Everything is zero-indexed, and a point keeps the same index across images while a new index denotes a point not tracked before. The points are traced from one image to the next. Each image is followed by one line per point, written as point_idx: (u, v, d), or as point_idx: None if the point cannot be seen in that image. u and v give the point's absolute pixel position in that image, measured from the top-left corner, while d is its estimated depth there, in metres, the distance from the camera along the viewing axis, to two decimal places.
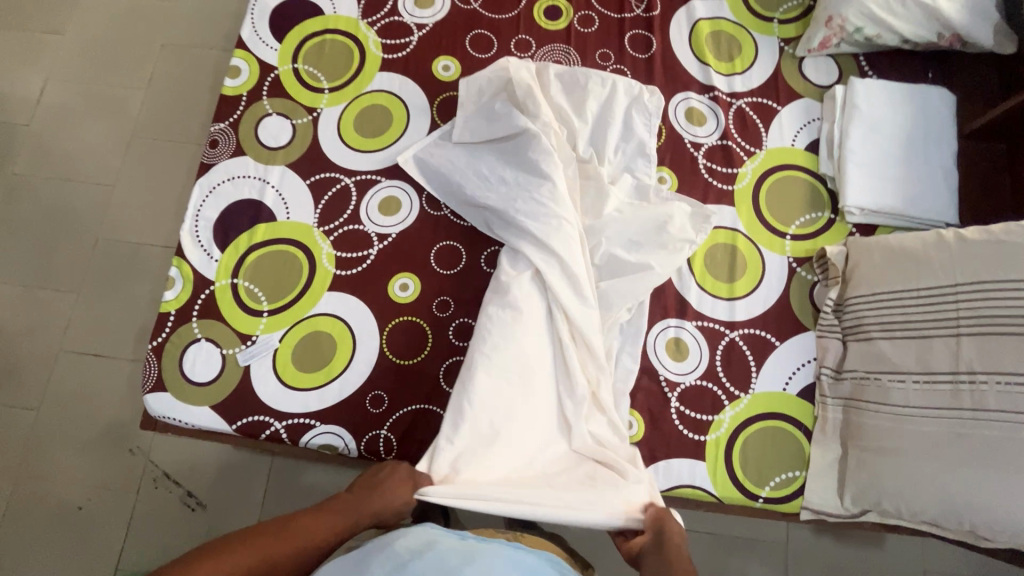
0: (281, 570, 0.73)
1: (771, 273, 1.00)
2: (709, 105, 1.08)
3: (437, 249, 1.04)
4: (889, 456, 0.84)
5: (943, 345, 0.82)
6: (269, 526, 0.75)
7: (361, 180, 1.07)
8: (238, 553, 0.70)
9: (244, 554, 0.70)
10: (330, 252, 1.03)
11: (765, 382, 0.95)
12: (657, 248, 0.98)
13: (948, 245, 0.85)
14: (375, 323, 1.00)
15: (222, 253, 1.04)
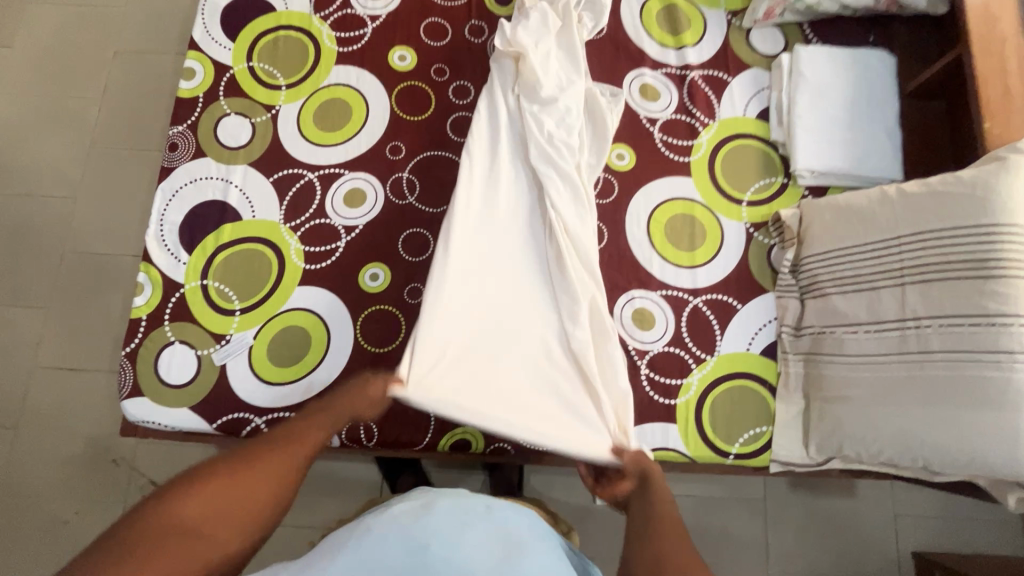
0: (240, 521, 0.62)
1: (729, 239, 1.04)
2: (662, 80, 1.11)
3: (406, 237, 1.05)
4: (847, 403, 0.89)
5: (890, 294, 0.86)
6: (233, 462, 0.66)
7: (325, 174, 1.08)
8: (190, 511, 0.60)
9: (220, 489, 0.62)
10: (298, 248, 1.04)
11: (730, 343, 0.99)
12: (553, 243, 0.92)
13: (891, 198, 0.89)
14: (348, 314, 1.01)
15: (189, 255, 1.04)
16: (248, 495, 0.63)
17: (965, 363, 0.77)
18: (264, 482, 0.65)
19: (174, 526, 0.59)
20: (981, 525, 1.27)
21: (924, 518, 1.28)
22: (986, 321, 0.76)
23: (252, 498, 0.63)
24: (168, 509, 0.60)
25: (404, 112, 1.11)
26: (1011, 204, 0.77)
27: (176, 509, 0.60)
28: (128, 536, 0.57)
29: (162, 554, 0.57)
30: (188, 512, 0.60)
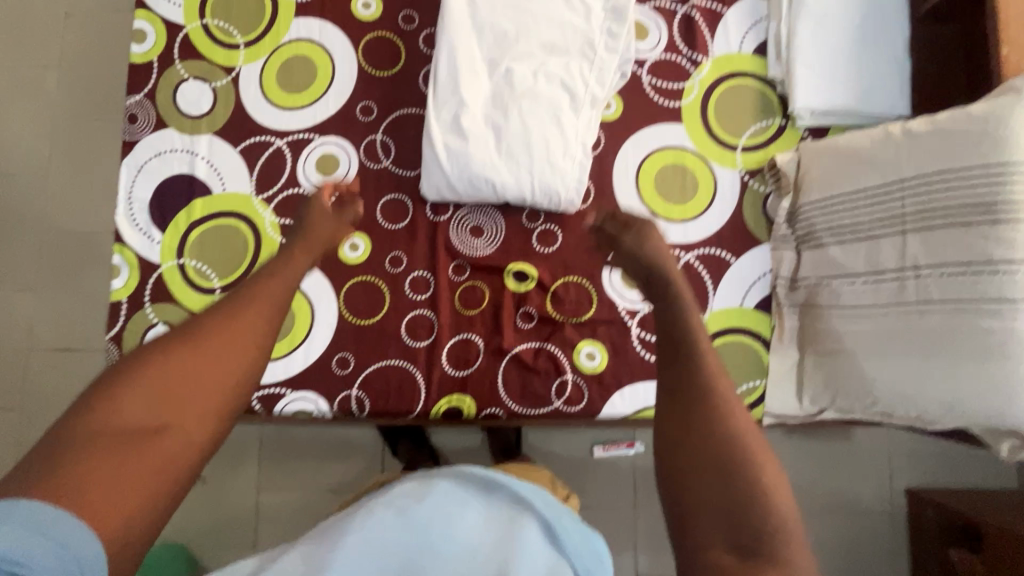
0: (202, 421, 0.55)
1: (723, 190, 0.98)
2: (651, 16, 1.02)
3: (384, 203, 1.01)
4: (842, 356, 0.87)
5: (889, 243, 0.82)
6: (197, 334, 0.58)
7: (294, 141, 1.02)
8: (132, 403, 0.53)
9: (187, 370, 0.55)
10: (273, 220, 1.00)
11: (723, 299, 0.96)
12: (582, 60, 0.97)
13: (894, 139, 0.83)
14: (330, 287, 0.99)
15: (162, 234, 1.01)
16: (207, 378, 0.56)
17: (963, 313, 0.74)
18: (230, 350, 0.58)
19: (125, 427, 0.51)
20: (976, 461, 1.29)
21: (918, 457, 1.29)
22: (988, 270, 0.71)
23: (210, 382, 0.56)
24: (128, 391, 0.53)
25: (373, 68, 1.04)
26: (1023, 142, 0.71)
27: (105, 415, 0.51)
28: (88, 427, 0.50)
29: (112, 466, 0.49)
30: (132, 411, 0.52)
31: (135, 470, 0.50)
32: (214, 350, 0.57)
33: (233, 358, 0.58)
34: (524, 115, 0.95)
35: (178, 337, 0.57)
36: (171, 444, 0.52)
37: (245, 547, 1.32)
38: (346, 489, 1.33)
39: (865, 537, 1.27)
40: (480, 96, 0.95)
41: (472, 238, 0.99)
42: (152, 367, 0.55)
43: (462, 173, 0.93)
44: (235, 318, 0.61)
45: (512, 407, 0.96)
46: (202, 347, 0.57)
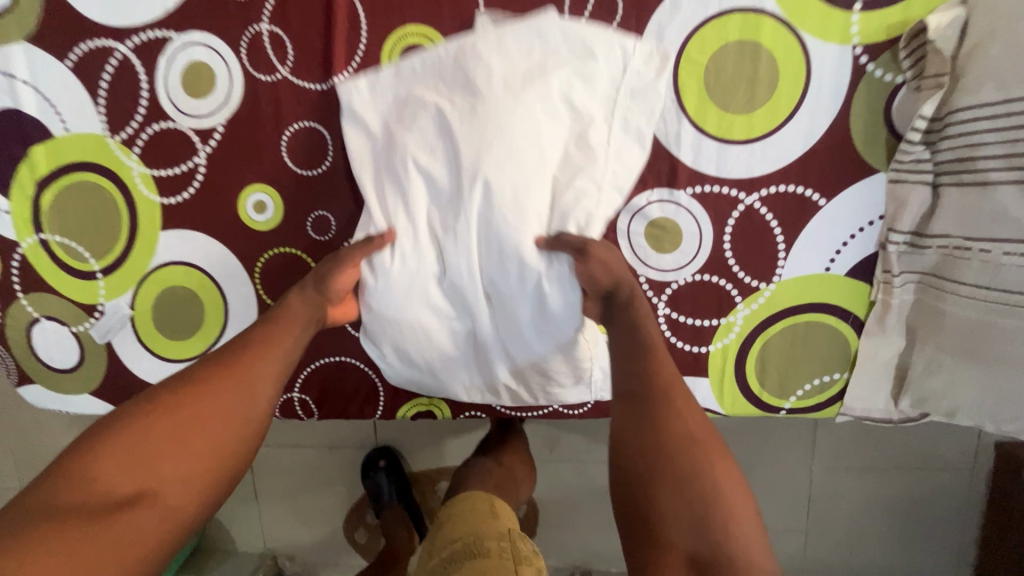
0: (194, 484, 0.45)
1: (821, 84, 0.60)
2: None
3: (290, 139, 0.68)
4: (981, 360, 0.56)
5: None
6: (181, 393, 0.48)
7: (144, 44, 0.67)
8: (123, 455, 0.44)
9: (174, 424, 0.46)
10: (144, 173, 0.70)
11: (800, 263, 0.64)
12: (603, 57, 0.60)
13: None
14: (240, 264, 0.72)
15: (8, 201, 0.73)
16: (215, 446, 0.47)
17: None
18: (244, 407, 0.49)
19: (100, 492, 0.42)
20: None
21: None
22: None
23: (222, 437, 0.47)
24: (105, 456, 0.43)
25: None
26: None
27: (91, 480, 0.42)
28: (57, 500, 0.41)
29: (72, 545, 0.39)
30: (117, 470, 0.43)
31: (121, 536, 0.41)
32: (222, 392, 0.49)
33: (241, 403, 0.49)
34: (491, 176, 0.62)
35: (171, 390, 0.49)
36: (160, 518, 0.43)
37: (248, 498, 1.28)
38: (338, 445, 1.22)
39: (934, 494, 1.09)
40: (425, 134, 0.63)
41: None
42: (138, 436, 0.45)
43: (407, 276, 0.65)
44: (232, 375, 0.51)
45: (497, 410, 0.74)
46: (194, 399, 0.48)
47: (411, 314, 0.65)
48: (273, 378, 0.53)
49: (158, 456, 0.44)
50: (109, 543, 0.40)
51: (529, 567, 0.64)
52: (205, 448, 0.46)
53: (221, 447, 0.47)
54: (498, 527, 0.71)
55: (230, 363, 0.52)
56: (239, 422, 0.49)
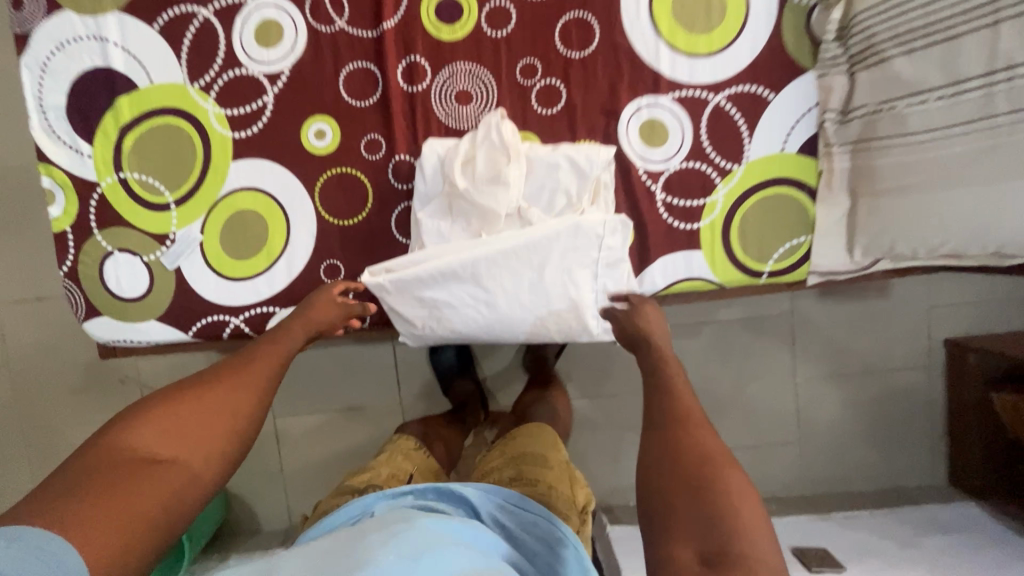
0: (212, 454, 0.56)
1: (758, 9, 0.80)
2: None
3: (345, 77, 0.83)
4: (904, 195, 0.74)
5: (975, 43, 0.63)
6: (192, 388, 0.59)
7: (223, 7, 0.82)
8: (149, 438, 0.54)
9: (194, 409, 0.57)
10: (218, 112, 0.83)
11: (761, 146, 0.82)
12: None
13: None
14: (302, 185, 0.84)
15: (91, 146, 0.84)
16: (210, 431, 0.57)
17: None
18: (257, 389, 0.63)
19: (134, 455, 0.52)
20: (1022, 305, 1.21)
21: (961, 306, 1.22)
22: None
23: (230, 421, 0.59)
24: (137, 432, 0.53)
25: None
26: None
27: (124, 446, 0.52)
28: (89, 465, 0.50)
29: (115, 487, 0.48)
30: (149, 439, 0.53)
31: (154, 490, 0.50)
32: (231, 385, 0.61)
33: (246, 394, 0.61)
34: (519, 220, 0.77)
35: (182, 386, 0.60)
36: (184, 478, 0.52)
37: (273, 472, 1.30)
38: (363, 406, 1.28)
39: (900, 393, 1.25)
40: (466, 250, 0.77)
41: (461, 107, 0.83)
42: (162, 410, 0.56)
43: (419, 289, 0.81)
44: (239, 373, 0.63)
45: None
46: (210, 392, 0.60)
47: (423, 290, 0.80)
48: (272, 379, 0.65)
49: (184, 434, 0.55)
50: (147, 493, 0.49)
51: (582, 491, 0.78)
52: (223, 428, 0.58)
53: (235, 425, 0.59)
54: (556, 456, 0.81)
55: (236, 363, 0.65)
56: (244, 413, 0.60)
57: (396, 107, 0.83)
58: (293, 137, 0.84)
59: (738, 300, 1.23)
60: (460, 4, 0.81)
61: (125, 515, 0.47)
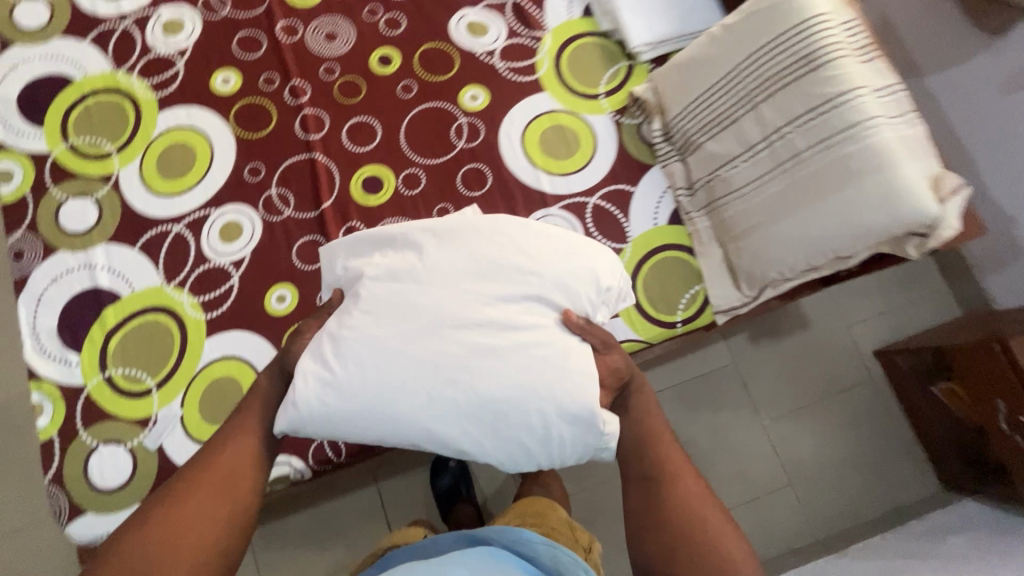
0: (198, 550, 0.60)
1: (603, 134, 1.06)
2: (484, 13, 1.13)
3: (298, 249, 1.01)
4: (754, 232, 0.92)
5: (749, 120, 0.91)
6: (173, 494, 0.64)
7: (192, 221, 1.02)
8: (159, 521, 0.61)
9: (180, 504, 0.63)
10: (193, 300, 0.98)
11: (639, 226, 1.02)
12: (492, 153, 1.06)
13: (717, 38, 0.95)
14: (270, 344, 0.97)
15: (79, 355, 0.95)
16: (200, 532, 0.61)
17: (832, 149, 0.83)
18: (225, 484, 0.65)
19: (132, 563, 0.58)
20: (919, 305, 1.38)
21: (870, 318, 1.38)
22: (828, 108, 0.83)
23: (206, 513, 0.63)
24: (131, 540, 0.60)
25: (247, 133, 1.07)
26: (819, 25, 0.85)
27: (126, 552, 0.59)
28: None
29: None
30: (138, 546, 0.59)
31: None
32: (216, 474, 0.66)
33: (229, 479, 0.66)
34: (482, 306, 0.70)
35: (177, 481, 0.66)
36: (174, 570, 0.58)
37: None
38: None
39: (858, 410, 1.33)
40: (402, 289, 0.70)
41: None
42: (156, 509, 0.62)
43: (344, 376, 0.67)
44: (212, 469, 0.66)
45: None
46: (191, 484, 0.65)
47: (341, 374, 0.67)
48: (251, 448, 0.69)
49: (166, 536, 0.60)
50: None
51: (584, 541, 0.89)
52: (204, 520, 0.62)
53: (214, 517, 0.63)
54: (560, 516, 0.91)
55: (221, 443, 0.69)
56: (225, 503, 0.64)
57: None
58: (259, 306, 0.98)
59: (684, 360, 1.34)
60: (381, 178, 1.05)
61: None
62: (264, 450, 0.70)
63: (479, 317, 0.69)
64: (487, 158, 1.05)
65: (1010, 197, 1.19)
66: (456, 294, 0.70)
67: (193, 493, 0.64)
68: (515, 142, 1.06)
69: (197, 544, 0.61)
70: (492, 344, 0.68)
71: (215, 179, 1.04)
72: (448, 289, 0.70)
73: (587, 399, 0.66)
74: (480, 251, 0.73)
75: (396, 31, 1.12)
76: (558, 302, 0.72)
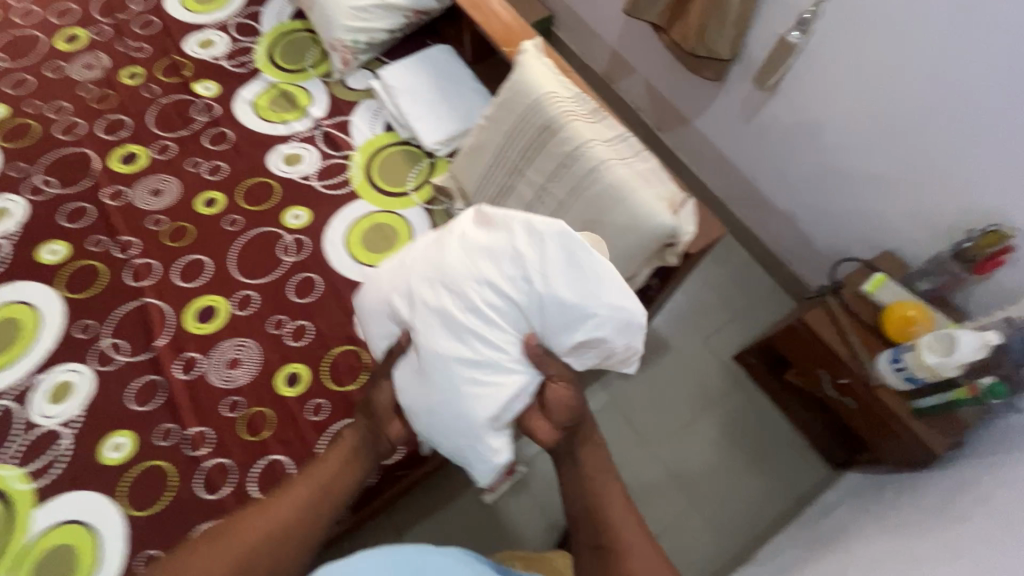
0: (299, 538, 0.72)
1: (417, 223, 1.19)
2: (298, 146, 1.28)
3: (133, 393, 1.01)
4: None
5: (523, 184, 1.06)
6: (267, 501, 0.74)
7: (19, 391, 1.01)
8: (286, 499, 0.74)
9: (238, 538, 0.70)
10: (19, 472, 0.94)
11: None
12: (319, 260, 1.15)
13: (484, 126, 1.12)
14: (106, 497, 0.93)
15: None
16: (278, 539, 0.71)
17: (584, 192, 0.97)
18: (279, 528, 0.71)
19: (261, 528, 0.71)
20: (758, 307, 1.53)
21: (720, 328, 1.51)
22: (573, 161, 0.98)
23: (299, 521, 0.73)
24: (278, 501, 0.73)
25: (78, 293, 1.10)
26: (548, 101, 1.03)
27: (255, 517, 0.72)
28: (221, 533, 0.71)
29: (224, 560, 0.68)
30: (268, 516, 0.72)
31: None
32: (282, 510, 0.73)
33: (294, 513, 0.73)
34: (484, 299, 0.76)
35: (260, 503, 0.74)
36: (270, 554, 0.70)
37: None
38: None
39: (734, 415, 1.40)
40: (444, 246, 0.80)
41: (233, 372, 1.04)
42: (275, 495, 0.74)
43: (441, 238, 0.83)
44: (268, 514, 0.72)
45: None
46: (269, 507, 0.73)
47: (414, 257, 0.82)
48: (319, 497, 0.76)
49: (283, 519, 0.72)
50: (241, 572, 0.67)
51: None
52: (298, 522, 0.72)
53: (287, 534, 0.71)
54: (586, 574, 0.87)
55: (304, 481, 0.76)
56: (301, 524, 0.72)
57: (182, 394, 1.01)
58: (93, 460, 0.96)
59: None
60: (214, 307, 1.09)
61: None
62: (345, 484, 0.77)
63: (470, 298, 0.76)
64: (315, 266, 1.14)
65: (783, 202, 1.41)
66: (469, 278, 0.77)
67: (278, 510, 0.73)
68: (338, 247, 1.16)
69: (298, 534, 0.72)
70: (456, 317, 0.76)
71: (43, 344, 1.05)
72: (468, 263, 0.78)
73: (479, 429, 0.75)
74: (523, 245, 0.76)
75: (219, 175, 1.24)
76: (533, 322, 0.77)
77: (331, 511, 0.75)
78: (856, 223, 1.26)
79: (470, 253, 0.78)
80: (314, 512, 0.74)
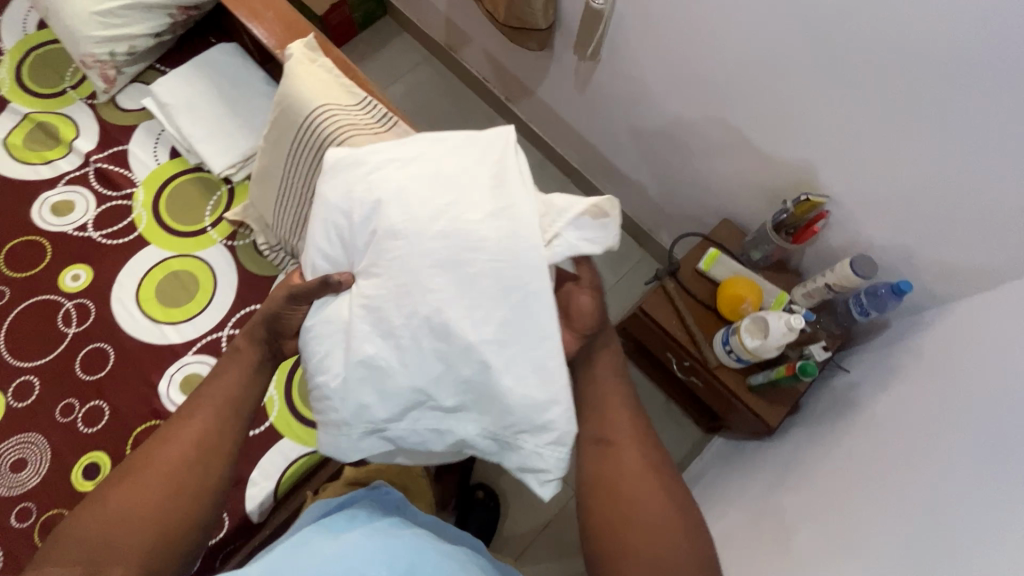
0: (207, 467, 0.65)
1: (220, 264, 1.05)
2: (67, 190, 1.09)
3: None
4: None
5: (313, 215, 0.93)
6: (157, 442, 0.66)
7: None
8: (170, 442, 0.65)
9: (128, 483, 0.63)
10: None
11: None
12: (109, 326, 1.01)
13: (266, 148, 0.98)
14: None
15: None
16: (174, 472, 0.64)
17: None
18: (178, 459, 0.64)
19: (155, 467, 0.64)
20: (627, 279, 1.50)
21: None
22: None
23: (201, 446, 0.66)
24: (163, 442, 0.65)
25: None
26: (320, 116, 0.88)
27: (140, 469, 0.64)
28: (111, 486, 0.64)
29: (128, 499, 0.62)
30: (152, 466, 0.64)
31: (158, 496, 0.62)
32: (177, 443, 0.65)
33: (189, 447, 0.65)
34: (415, 255, 0.61)
35: (154, 438, 0.67)
36: (196, 470, 0.64)
37: None
38: None
39: None
40: (431, 156, 0.67)
41: (19, 475, 0.91)
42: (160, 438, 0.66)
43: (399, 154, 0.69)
44: (172, 441, 0.65)
45: None
46: (161, 443, 0.66)
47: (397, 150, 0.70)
48: (208, 428, 0.67)
49: (190, 443, 0.66)
50: (143, 517, 0.61)
51: None
52: (204, 444, 0.66)
53: (211, 443, 0.66)
54: None
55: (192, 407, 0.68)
56: (212, 442, 0.66)
57: None
58: None
59: None
60: None
61: (125, 531, 0.60)
62: (237, 419, 0.69)
63: (409, 218, 0.62)
64: (103, 334, 1.00)
65: (632, 172, 1.34)
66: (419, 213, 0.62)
67: (169, 441, 0.66)
68: (129, 307, 1.02)
69: (206, 462, 0.65)
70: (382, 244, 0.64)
71: None
72: (422, 198, 0.63)
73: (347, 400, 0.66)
74: (487, 191, 0.62)
75: None
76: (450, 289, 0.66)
77: (236, 437, 0.68)
78: (696, 193, 1.22)
79: (424, 185, 0.64)
80: (221, 436, 0.67)
